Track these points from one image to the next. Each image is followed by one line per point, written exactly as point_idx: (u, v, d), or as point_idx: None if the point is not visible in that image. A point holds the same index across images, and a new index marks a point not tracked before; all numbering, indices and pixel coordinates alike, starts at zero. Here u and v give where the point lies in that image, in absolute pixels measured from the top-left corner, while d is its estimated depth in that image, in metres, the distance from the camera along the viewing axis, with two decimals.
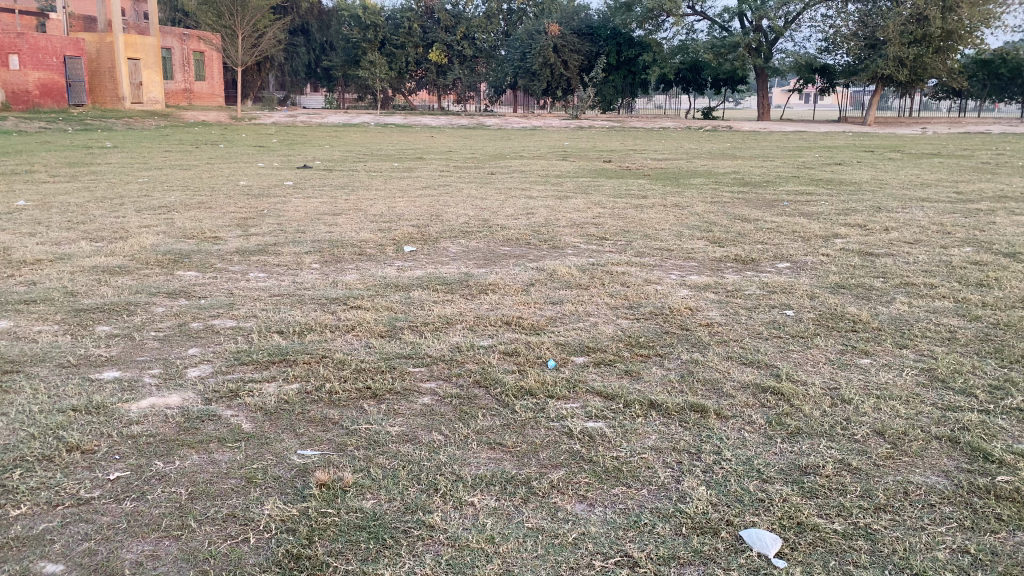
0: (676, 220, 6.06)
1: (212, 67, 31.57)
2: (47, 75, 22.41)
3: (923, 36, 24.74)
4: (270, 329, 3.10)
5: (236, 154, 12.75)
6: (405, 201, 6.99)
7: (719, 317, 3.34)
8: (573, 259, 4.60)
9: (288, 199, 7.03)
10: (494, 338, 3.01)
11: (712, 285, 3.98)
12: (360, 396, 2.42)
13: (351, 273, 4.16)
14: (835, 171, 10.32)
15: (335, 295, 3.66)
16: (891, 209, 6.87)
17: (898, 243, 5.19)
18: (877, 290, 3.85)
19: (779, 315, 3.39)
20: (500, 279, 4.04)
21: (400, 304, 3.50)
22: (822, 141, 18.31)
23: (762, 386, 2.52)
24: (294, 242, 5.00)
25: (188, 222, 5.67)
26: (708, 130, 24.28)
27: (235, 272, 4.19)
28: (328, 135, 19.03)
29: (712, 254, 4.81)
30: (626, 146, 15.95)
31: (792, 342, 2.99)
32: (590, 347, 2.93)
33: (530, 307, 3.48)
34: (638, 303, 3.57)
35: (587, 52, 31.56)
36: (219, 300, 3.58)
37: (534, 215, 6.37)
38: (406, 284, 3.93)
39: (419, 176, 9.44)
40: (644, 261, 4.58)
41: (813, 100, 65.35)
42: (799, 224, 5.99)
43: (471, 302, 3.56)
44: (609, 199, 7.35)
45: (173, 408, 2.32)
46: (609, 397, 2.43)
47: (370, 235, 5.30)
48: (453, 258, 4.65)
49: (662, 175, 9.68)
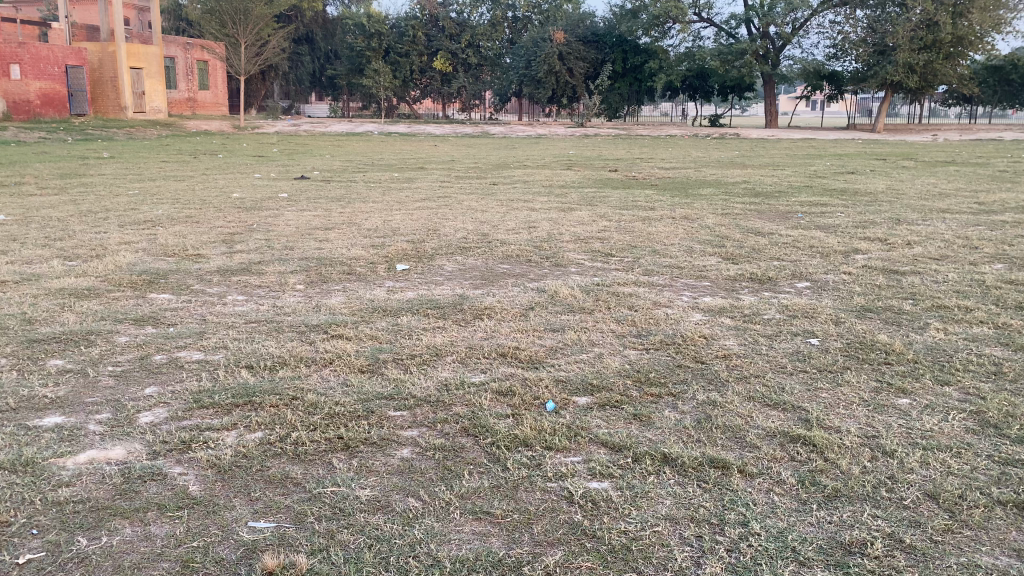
0: (686, 234, 5.76)
1: (216, 76, 31.42)
2: (48, 85, 22.26)
3: (933, 42, 24.42)
4: (239, 363, 2.80)
5: (233, 164, 12.50)
6: (403, 214, 6.71)
7: (737, 347, 3.02)
8: (577, 279, 4.30)
9: (279, 212, 6.75)
10: (487, 374, 2.71)
11: (728, 309, 3.66)
12: (329, 449, 2.12)
13: (338, 295, 3.87)
14: (850, 180, 10.00)
15: (316, 321, 3.36)
16: (912, 221, 6.56)
17: (924, 260, 4.87)
18: (907, 314, 3.53)
19: (804, 347, 3.07)
20: (498, 302, 3.75)
21: (387, 332, 3.19)
22: (832, 149, 17.99)
23: (791, 435, 2.21)
24: (281, 260, 4.71)
25: (171, 238, 5.39)
26: (715, 137, 23.97)
27: (212, 294, 3.90)
28: (330, 145, 18.74)
29: (727, 272, 4.50)
30: (633, 154, 15.65)
31: (821, 379, 2.68)
32: (596, 385, 2.61)
33: (528, 336, 3.16)
34: (646, 330, 3.26)
35: (593, 59, 31.35)
36: (191, 327, 3.29)
37: (536, 228, 6.08)
38: (396, 308, 3.63)
39: (419, 187, 9.17)
40: (653, 280, 4.27)
41: (820, 108, 64.88)
42: (816, 238, 5.69)
43: (464, 330, 3.25)
44: (615, 211, 7.05)
45: (113, 465, 2.01)
46: (615, 449, 2.12)
47: (361, 252, 5.00)
48: (448, 277, 4.35)
49: (670, 185, 9.38)
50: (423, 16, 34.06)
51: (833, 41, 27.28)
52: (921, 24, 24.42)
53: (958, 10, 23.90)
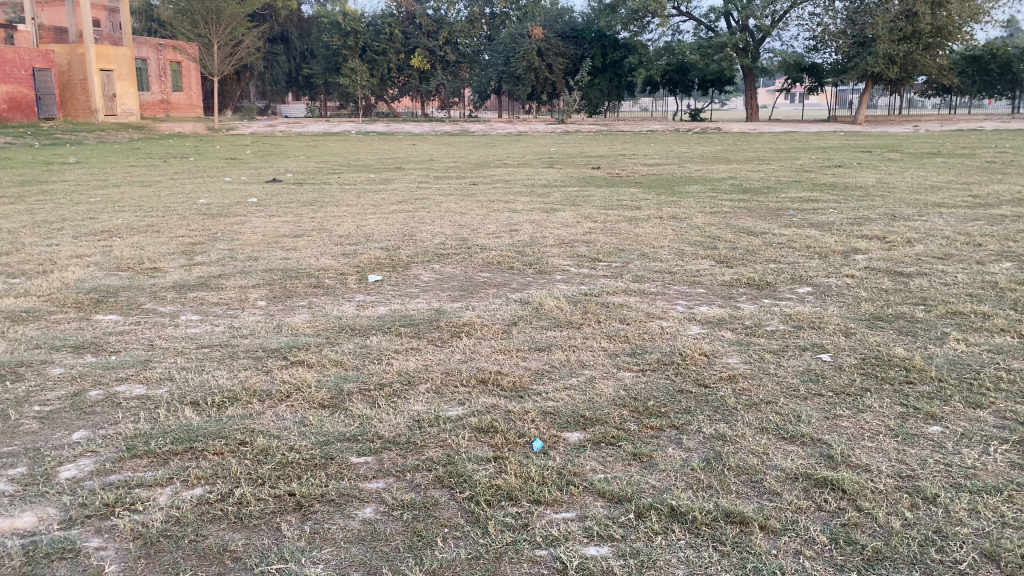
0: (675, 235, 5.48)
1: (190, 77, 30.86)
2: (15, 88, 21.66)
3: (912, 33, 24.31)
4: (184, 400, 2.47)
5: (205, 167, 12.11)
6: (377, 219, 6.39)
7: (742, 367, 2.73)
8: (562, 288, 4.00)
9: (247, 219, 6.40)
10: (465, 406, 2.39)
11: (727, 320, 3.37)
12: (279, 511, 1.80)
13: (302, 312, 3.55)
14: (838, 174, 9.77)
15: (275, 345, 3.04)
16: (907, 217, 6.31)
17: (928, 260, 4.60)
18: (921, 323, 3.26)
19: (815, 364, 2.78)
20: (476, 317, 3.43)
21: (353, 356, 2.87)
22: (816, 142, 17.78)
23: (815, 478, 1.91)
24: (243, 273, 4.38)
25: (127, 250, 5.03)
26: (697, 132, 23.74)
27: (164, 314, 3.56)
28: (305, 146, 18.30)
29: (722, 277, 4.21)
30: (615, 151, 15.37)
31: (839, 404, 2.39)
32: (588, 417, 2.30)
33: (510, 357, 2.85)
34: (641, 347, 2.96)
35: (572, 55, 31.03)
36: (136, 354, 2.96)
37: (518, 231, 5.77)
38: (364, 327, 3.30)
39: (395, 188, 8.83)
40: (644, 288, 3.98)
41: (799, 102, 65.10)
42: (811, 237, 5.41)
43: (440, 353, 2.93)
44: (599, 211, 6.76)
45: (18, 537, 1.69)
46: (615, 501, 1.83)
47: (331, 261, 4.68)
48: (424, 289, 4.04)
49: (655, 182, 9.11)
50: (399, 13, 33.56)
51: (812, 33, 27.15)
52: (900, 14, 24.29)
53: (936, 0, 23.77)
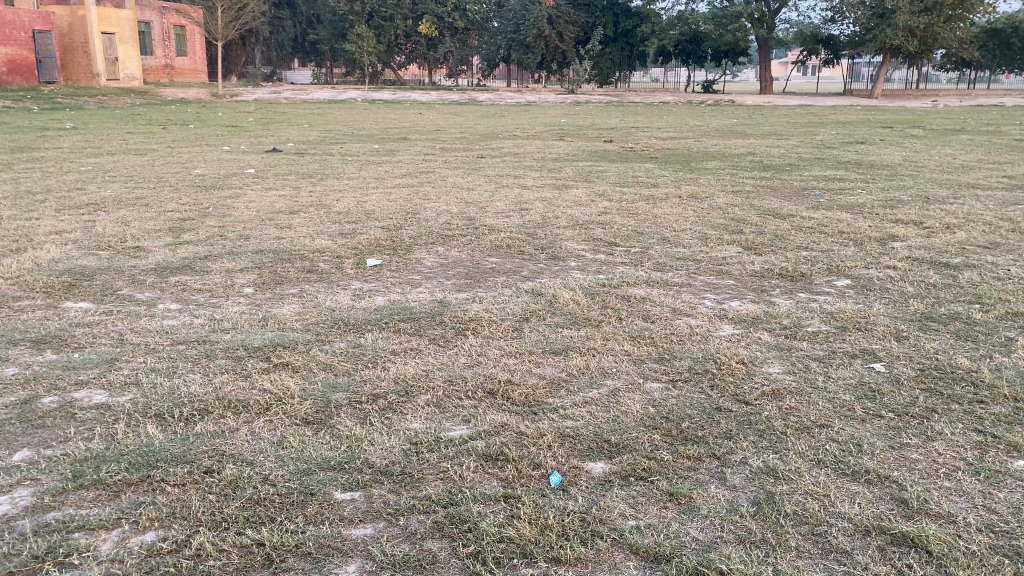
0: (697, 217, 5.13)
1: (194, 42, 30.32)
2: (15, 51, 21.19)
3: (934, 5, 23.65)
4: (150, 412, 2.15)
5: (204, 135, 11.76)
6: (379, 194, 6.05)
7: (787, 379, 2.39)
8: (578, 277, 3.67)
9: (242, 192, 6.06)
10: (468, 425, 2.08)
11: (762, 319, 3.03)
12: (243, 569, 1.48)
13: (291, 302, 3.23)
14: (862, 151, 9.36)
15: (259, 342, 2.72)
16: (942, 199, 5.94)
17: (973, 249, 4.25)
18: (981, 325, 2.91)
19: (869, 376, 2.44)
20: (484, 311, 3.09)
21: (345, 358, 2.54)
22: (834, 117, 17.31)
23: (891, 533, 1.59)
24: (231, 254, 4.05)
25: (111, 225, 4.70)
26: (711, 105, 23.13)
27: (139, 302, 3.23)
28: (310, 114, 17.90)
29: (751, 266, 3.87)
30: (627, 123, 14.92)
31: (903, 430, 2.06)
32: (612, 443, 1.97)
33: (520, 362, 2.52)
34: (669, 352, 2.63)
35: (583, 23, 30.31)
36: (103, 351, 2.64)
37: (529, 210, 5.44)
38: (360, 321, 2.97)
39: (401, 160, 8.50)
40: (667, 279, 3.64)
41: (812, 74, 64.26)
42: (843, 221, 5.05)
43: (444, 355, 2.60)
44: (614, 189, 6.41)
45: None
46: (651, 561, 1.51)
47: (328, 242, 4.34)
48: (426, 276, 3.70)
49: (671, 157, 8.75)
50: None
51: (830, 3, 26.53)
52: None
53: None
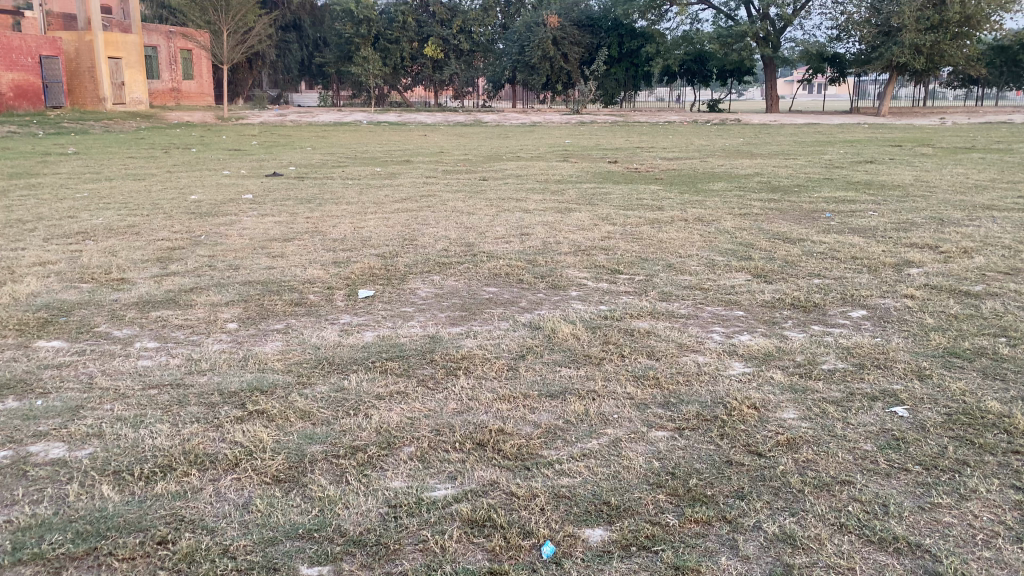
0: (704, 242, 4.96)
1: (201, 66, 30.44)
2: (21, 76, 21.25)
3: (940, 22, 23.55)
4: (108, 469, 1.98)
5: (205, 159, 11.69)
6: (377, 220, 5.89)
7: (803, 428, 2.21)
8: (579, 308, 3.48)
9: (237, 219, 5.92)
10: (454, 484, 1.90)
11: (774, 356, 2.84)
12: None
13: (274, 340, 3.05)
14: (872, 171, 9.17)
15: (235, 386, 2.55)
16: (956, 221, 5.76)
17: (993, 275, 4.06)
18: (1010, 362, 2.72)
19: (892, 423, 2.25)
20: (478, 348, 2.91)
21: (325, 405, 2.37)
22: (842, 135, 17.17)
23: None
24: (218, 285, 3.89)
25: (98, 256, 4.55)
26: (716, 124, 23.05)
27: (115, 340, 3.06)
28: (314, 136, 17.86)
29: (760, 296, 3.69)
30: (633, 143, 14.80)
31: (934, 487, 1.87)
32: (612, 505, 1.79)
33: (512, 408, 2.34)
34: (676, 395, 2.44)
35: (588, 44, 30.35)
36: (69, 398, 2.46)
37: (529, 235, 5.27)
38: (345, 360, 2.80)
39: (401, 184, 8.36)
40: (674, 309, 3.46)
41: (818, 94, 64.28)
42: (855, 246, 4.86)
43: (432, 400, 2.41)
44: (618, 212, 6.23)
45: None
46: None
47: (319, 272, 4.18)
48: (419, 308, 3.53)
49: (677, 178, 8.58)
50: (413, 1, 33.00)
51: (836, 22, 26.47)
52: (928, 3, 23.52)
53: None
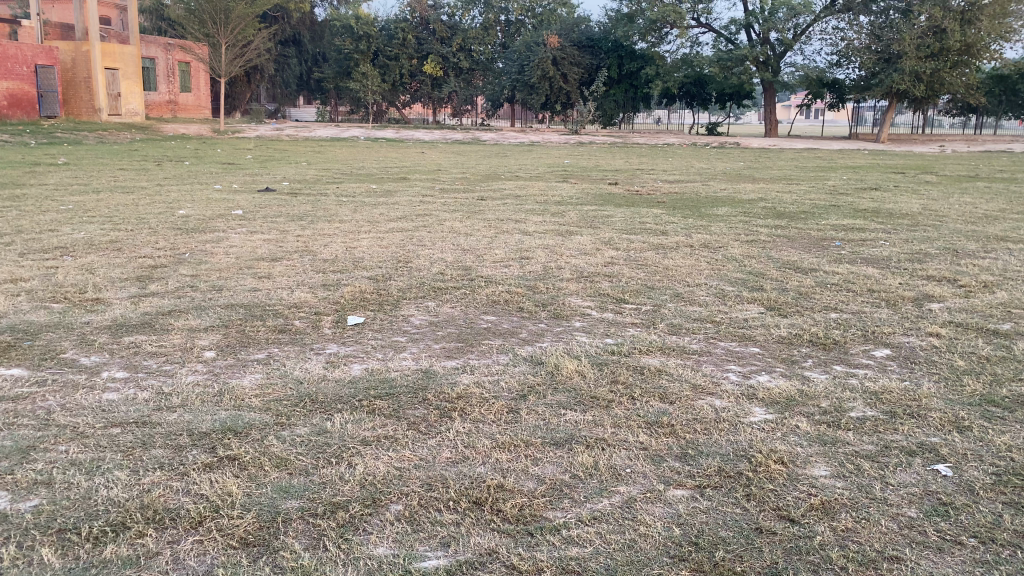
0: (712, 270, 4.74)
1: (199, 79, 30.29)
2: (16, 85, 21.05)
3: (940, 50, 23.51)
4: (54, 527, 1.74)
5: (197, 172, 11.46)
6: (370, 239, 5.67)
7: (838, 488, 1.98)
8: (584, 341, 3.26)
9: (226, 236, 5.70)
10: (447, 554, 1.66)
11: (797, 400, 2.62)
12: None
13: (253, 372, 2.81)
14: (878, 198, 8.99)
15: (207, 427, 2.30)
16: (971, 252, 5.56)
17: (1020, 312, 3.84)
18: None
19: (937, 483, 2.01)
20: (475, 385, 2.68)
21: (304, 452, 2.13)
22: (844, 161, 17.03)
23: None
24: (199, 308, 3.67)
25: (74, 274, 4.30)
26: (715, 147, 22.97)
27: (81, 369, 2.81)
28: (311, 151, 17.72)
29: (776, 331, 3.46)
30: (633, 165, 14.63)
31: (996, 567, 1.64)
32: None
33: (511, 459, 2.10)
34: (694, 447, 2.20)
35: (588, 65, 30.29)
36: (21, 437, 2.21)
37: (530, 259, 5.06)
38: (330, 397, 2.56)
39: (397, 202, 8.15)
40: (684, 345, 3.23)
41: (815, 120, 64.47)
42: (870, 278, 4.65)
43: (423, 447, 2.17)
44: (622, 236, 6.02)
45: None
46: None
47: (307, 296, 3.94)
48: (413, 337, 3.30)
49: (679, 202, 8.39)
50: (413, 18, 33.01)
51: (836, 48, 26.45)
52: (928, 31, 23.50)
53: (966, 17, 23.04)
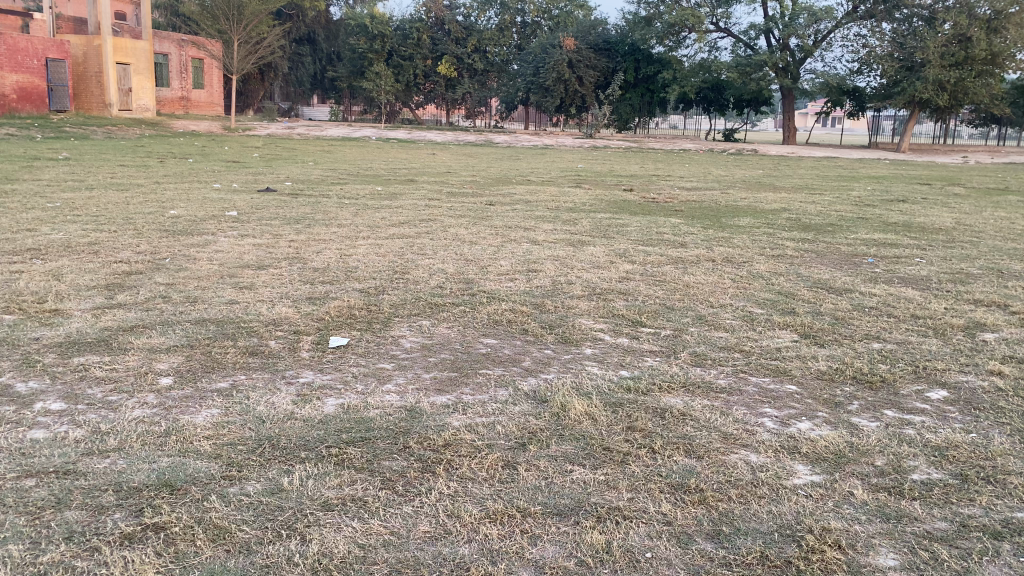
0: (736, 289, 4.32)
1: (211, 75, 30.02)
2: (26, 78, 20.82)
3: (965, 59, 22.96)
4: None
5: (198, 170, 11.11)
6: (366, 247, 5.27)
7: None
8: (596, 372, 2.86)
9: (214, 240, 5.32)
10: None
11: (848, 458, 2.19)
12: None
13: (211, 407, 2.41)
14: (907, 211, 8.53)
15: (141, 481, 1.91)
16: (1017, 273, 5.13)
17: None
18: None
19: None
20: (467, 429, 2.28)
21: (250, 519, 1.73)
22: (865, 171, 16.55)
23: None
24: (166, 324, 3.28)
25: (39, 280, 3.93)
26: (733, 155, 22.49)
27: (13, 398, 2.43)
28: (320, 150, 17.38)
29: (814, 365, 3.04)
30: (649, 171, 14.21)
31: None
32: None
33: (499, 538, 1.68)
34: (729, 522, 1.79)
35: (604, 68, 29.85)
36: None
37: (538, 271, 4.66)
38: (294, 442, 2.16)
39: (401, 205, 7.76)
40: (711, 380, 2.81)
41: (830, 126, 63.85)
42: (912, 301, 4.23)
43: (396, 516, 1.77)
44: (637, 248, 5.61)
45: None
46: None
47: (289, 311, 3.55)
48: (403, 363, 2.90)
49: (698, 211, 7.98)
50: (428, 18, 32.71)
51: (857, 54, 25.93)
52: (952, 40, 23.00)
53: (992, 26, 22.60)
